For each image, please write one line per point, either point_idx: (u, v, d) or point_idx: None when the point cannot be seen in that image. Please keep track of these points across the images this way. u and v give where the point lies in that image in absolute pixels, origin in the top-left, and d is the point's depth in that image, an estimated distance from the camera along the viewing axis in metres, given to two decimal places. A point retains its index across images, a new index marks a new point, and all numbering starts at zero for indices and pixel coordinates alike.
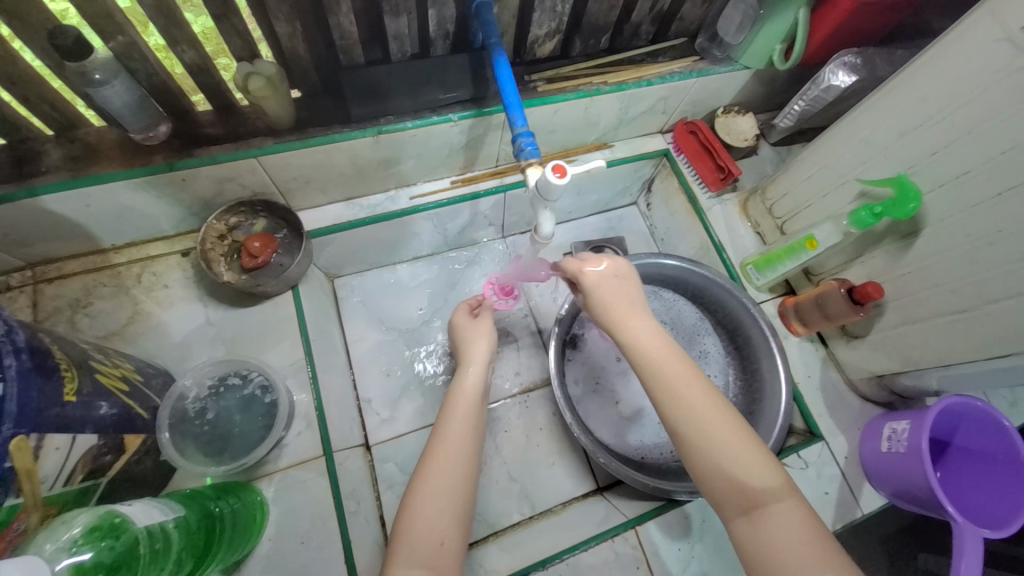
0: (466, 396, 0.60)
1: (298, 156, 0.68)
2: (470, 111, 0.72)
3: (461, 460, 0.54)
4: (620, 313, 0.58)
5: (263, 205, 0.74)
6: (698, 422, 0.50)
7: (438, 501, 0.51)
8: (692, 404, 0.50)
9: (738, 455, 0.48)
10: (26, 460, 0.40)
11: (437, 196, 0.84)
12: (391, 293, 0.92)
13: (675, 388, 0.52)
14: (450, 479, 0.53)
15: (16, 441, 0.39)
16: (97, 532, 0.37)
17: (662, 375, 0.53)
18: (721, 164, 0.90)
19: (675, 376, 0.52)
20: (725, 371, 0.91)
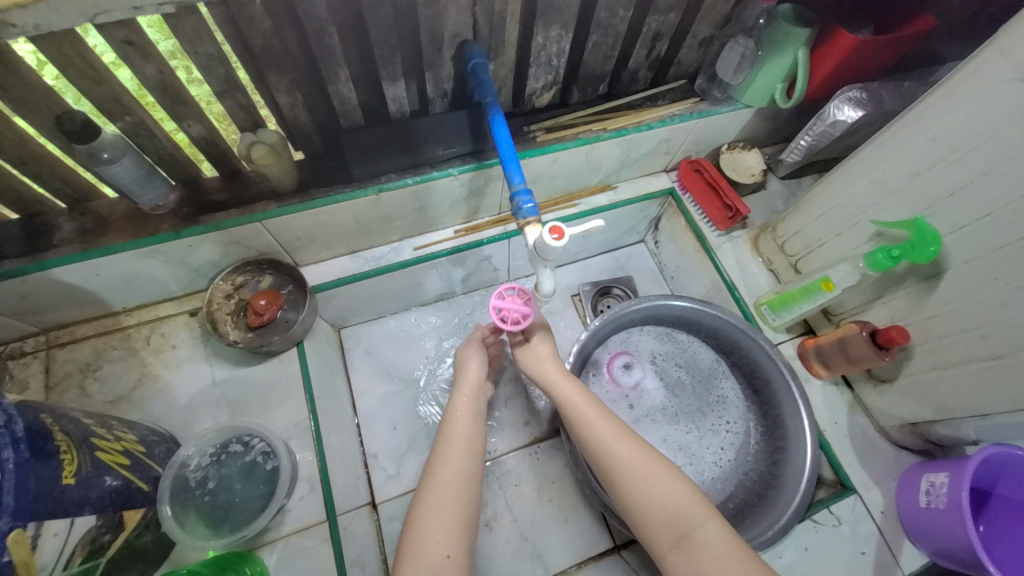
0: (460, 418, 0.64)
1: (303, 217, 0.69)
2: (471, 164, 0.73)
3: (463, 479, 0.58)
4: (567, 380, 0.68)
5: (268, 263, 0.75)
6: (678, 512, 0.56)
7: (443, 521, 0.54)
8: (634, 450, 0.60)
9: (673, 486, 0.57)
10: (24, 553, 0.40)
11: (441, 245, 0.84)
12: (398, 342, 0.91)
13: (618, 435, 0.62)
14: (453, 494, 0.57)
15: (14, 535, 0.39)
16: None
17: (606, 433, 0.62)
18: (728, 203, 0.89)
19: (630, 438, 0.61)
20: (744, 417, 0.87)
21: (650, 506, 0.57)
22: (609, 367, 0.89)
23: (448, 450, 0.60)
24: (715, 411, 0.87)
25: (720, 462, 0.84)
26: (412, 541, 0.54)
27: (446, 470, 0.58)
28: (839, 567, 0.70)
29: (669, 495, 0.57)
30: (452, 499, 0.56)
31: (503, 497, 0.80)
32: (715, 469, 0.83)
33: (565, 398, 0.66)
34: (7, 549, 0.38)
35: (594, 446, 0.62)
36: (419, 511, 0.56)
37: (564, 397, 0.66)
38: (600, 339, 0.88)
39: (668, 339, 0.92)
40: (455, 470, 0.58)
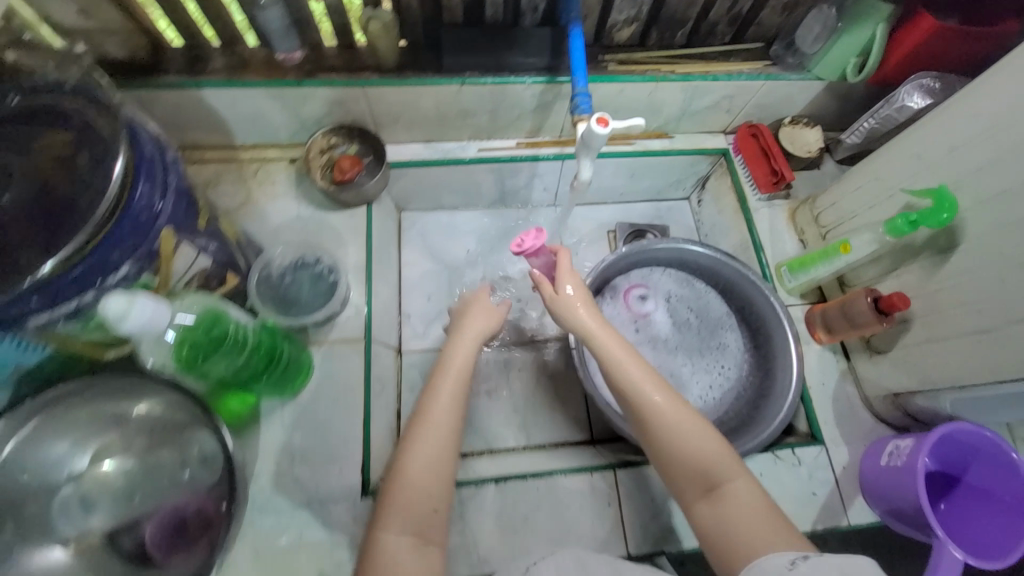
0: (455, 370, 0.64)
1: (395, 93, 0.82)
2: (544, 77, 0.82)
3: (444, 440, 0.59)
4: (599, 327, 0.65)
5: (358, 132, 0.89)
6: (710, 464, 0.56)
7: (426, 474, 0.57)
8: (668, 402, 0.60)
9: (707, 443, 0.57)
10: (167, 249, 0.53)
11: (502, 152, 0.95)
12: (446, 232, 1.04)
13: (653, 387, 0.60)
14: (441, 446, 0.59)
15: (165, 232, 0.52)
16: (211, 319, 0.55)
17: (642, 383, 0.61)
18: (776, 168, 0.93)
19: (666, 389, 0.61)
20: (740, 367, 0.93)
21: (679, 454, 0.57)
22: (626, 294, 0.97)
23: (434, 403, 0.61)
24: (714, 356, 0.94)
25: (706, 398, 0.91)
26: (404, 478, 0.57)
27: (440, 422, 0.60)
28: (788, 497, 0.77)
29: (698, 448, 0.57)
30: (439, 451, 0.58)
31: (506, 375, 0.93)
32: (700, 403, 0.90)
33: (599, 343, 0.64)
34: (158, 239, 0.52)
35: (627, 394, 0.61)
36: (401, 460, 0.58)
37: (599, 342, 0.64)
38: (622, 267, 0.96)
39: (687, 285, 0.99)
40: (445, 423, 0.60)
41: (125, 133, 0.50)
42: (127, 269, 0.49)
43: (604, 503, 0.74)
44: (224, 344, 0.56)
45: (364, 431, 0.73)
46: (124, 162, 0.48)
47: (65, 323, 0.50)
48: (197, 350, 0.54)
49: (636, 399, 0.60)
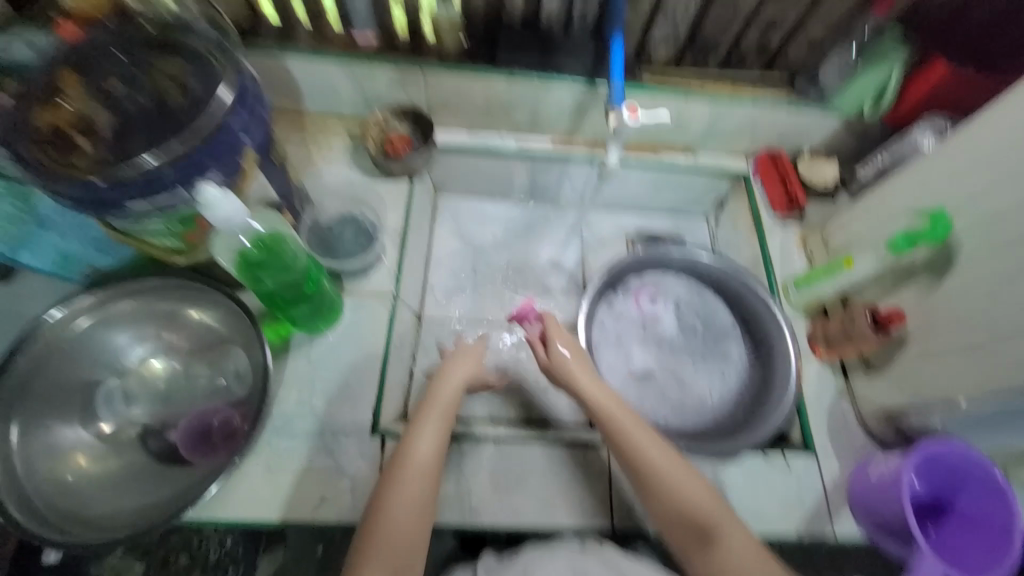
0: (424, 442, 0.64)
1: (452, 80, 0.92)
2: (585, 81, 0.91)
3: (418, 488, 0.61)
4: (591, 382, 0.72)
5: (412, 112, 0.97)
6: (703, 513, 0.61)
7: (406, 516, 0.59)
8: (663, 454, 0.65)
9: (703, 493, 0.63)
10: (248, 167, 0.62)
11: (538, 148, 1.04)
12: (477, 216, 1.11)
13: (648, 441, 0.66)
14: (418, 491, 0.61)
15: (247, 152, 0.61)
16: (280, 241, 0.63)
17: (640, 439, 0.66)
18: (790, 191, 1.02)
19: (663, 447, 0.66)
20: (740, 375, 0.97)
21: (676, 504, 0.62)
22: (638, 293, 1.02)
23: (414, 446, 0.64)
24: (716, 361, 0.98)
25: (704, 400, 0.94)
26: (381, 505, 0.59)
27: (406, 483, 0.61)
28: (775, 497, 0.79)
29: (695, 498, 0.62)
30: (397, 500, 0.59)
31: (518, 352, 0.98)
32: (699, 403, 0.93)
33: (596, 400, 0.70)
34: (242, 156, 0.61)
35: (625, 447, 0.66)
36: (379, 505, 0.60)
37: (590, 393, 0.71)
38: (637, 267, 1.02)
39: (697, 292, 1.04)
40: (405, 486, 0.60)
41: (232, 70, 0.60)
42: (216, 178, 0.59)
43: (596, 474, 0.77)
44: (276, 254, 0.63)
45: (380, 373, 0.79)
46: (229, 91, 0.58)
47: (157, 218, 0.59)
48: (255, 260, 0.62)
49: (633, 453, 0.66)
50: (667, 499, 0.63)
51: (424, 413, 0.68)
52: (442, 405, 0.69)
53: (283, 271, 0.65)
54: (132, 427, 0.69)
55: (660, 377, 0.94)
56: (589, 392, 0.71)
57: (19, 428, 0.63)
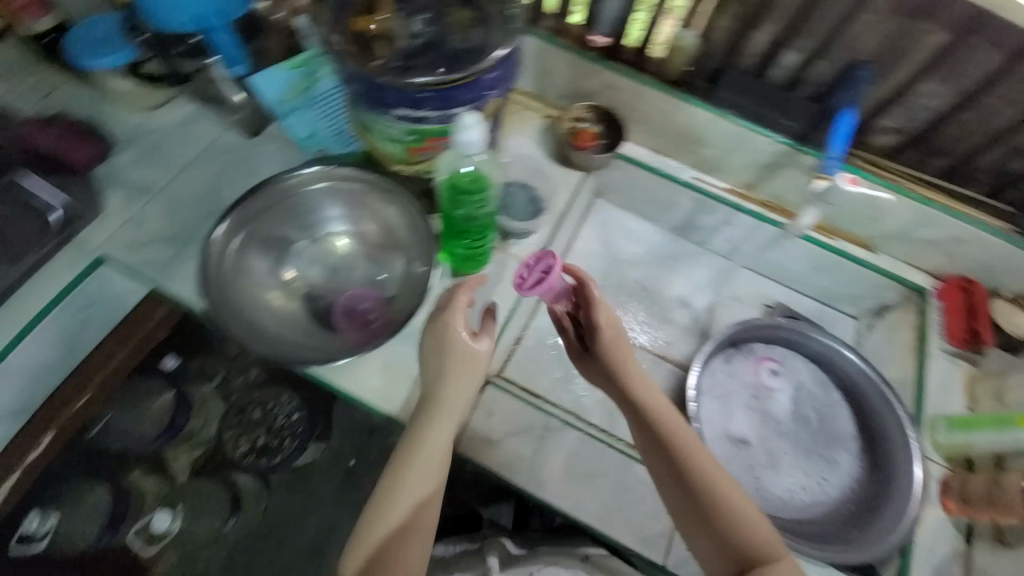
0: (432, 448, 0.69)
1: (661, 99, 0.95)
2: (791, 141, 0.91)
3: (419, 502, 0.67)
4: (634, 373, 0.74)
5: (608, 118, 1.02)
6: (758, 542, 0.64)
7: (405, 526, 0.66)
8: (709, 462, 0.68)
9: (749, 508, 0.66)
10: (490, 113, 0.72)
11: (713, 189, 1.04)
12: (625, 230, 1.14)
13: (695, 445, 0.69)
14: (415, 508, 0.67)
15: (496, 101, 0.71)
16: (485, 189, 0.72)
17: (689, 443, 0.69)
18: (974, 328, 0.95)
19: (706, 452, 0.69)
20: (842, 490, 0.89)
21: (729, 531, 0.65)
22: (761, 363, 0.97)
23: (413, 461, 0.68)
24: (821, 464, 0.91)
25: (794, 496, 0.88)
26: (387, 512, 0.66)
27: (433, 436, 0.69)
28: None
29: (742, 513, 0.66)
30: (423, 458, 0.68)
31: None
32: (786, 497, 0.87)
33: (642, 392, 0.72)
34: (491, 102, 0.70)
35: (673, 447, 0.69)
36: (382, 509, 0.67)
37: (636, 385, 0.73)
38: (770, 337, 0.98)
39: (824, 387, 0.97)
40: (435, 438, 0.69)
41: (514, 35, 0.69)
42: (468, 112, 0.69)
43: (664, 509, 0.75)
44: (482, 187, 0.71)
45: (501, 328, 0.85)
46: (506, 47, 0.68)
47: (409, 129, 0.70)
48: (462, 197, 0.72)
49: (681, 454, 0.68)
50: (722, 530, 0.65)
51: (456, 364, 0.71)
52: (466, 376, 0.71)
53: (475, 202, 0.73)
54: (300, 284, 0.81)
55: (756, 453, 0.90)
56: (637, 384, 0.73)
57: (241, 238, 0.80)
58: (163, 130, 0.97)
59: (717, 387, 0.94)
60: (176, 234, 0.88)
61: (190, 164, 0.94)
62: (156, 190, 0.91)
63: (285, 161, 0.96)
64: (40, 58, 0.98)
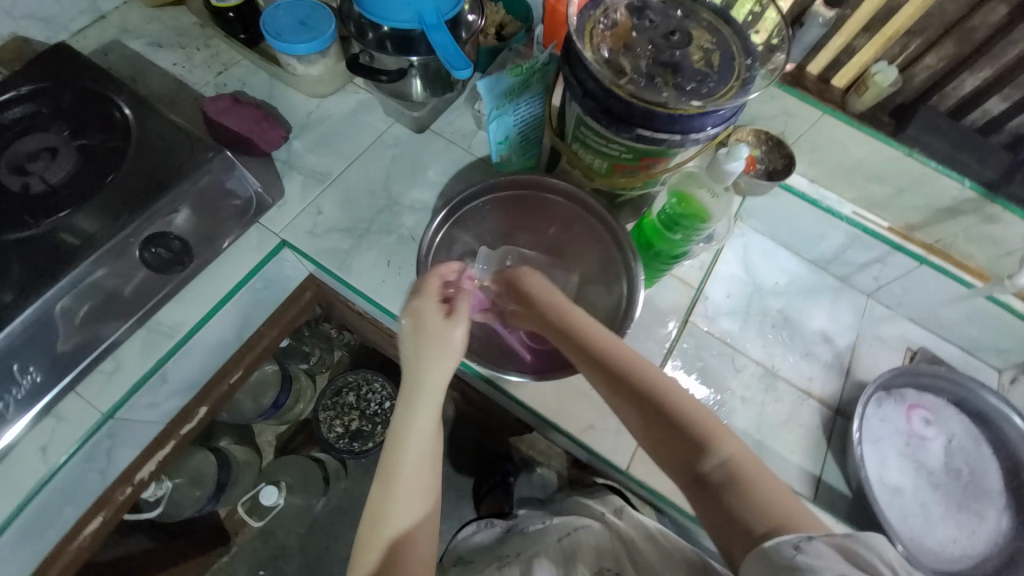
0: (418, 425, 0.64)
1: (843, 131, 0.93)
2: (983, 188, 0.87)
3: (422, 473, 0.63)
4: (636, 363, 0.63)
5: (772, 142, 0.99)
6: (740, 464, 0.57)
7: (408, 506, 0.62)
8: (713, 428, 0.60)
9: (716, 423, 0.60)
10: (712, 141, 0.71)
11: (870, 224, 1.00)
12: (767, 257, 1.11)
13: (714, 433, 0.59)
14: (420, 482, 0.63)
15: (725, 129, 0.68)
16: (699, 220, 0.71)
17: (707, 431, 0.59)
18: None
19: (727, 437, 0.59)
20: (994, 547, 0.87)
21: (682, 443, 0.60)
22: (911, 410, 0.95)
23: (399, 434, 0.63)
24: (970, 519, 0.89)
25: (945, 549, 0.86)
26: (386, 500, 0.62)
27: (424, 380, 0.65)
28: None
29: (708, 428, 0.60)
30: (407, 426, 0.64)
31: (762, 397, 0.98)
32: (936, 549, 0.86)
33: (648, 381, 0.62)
34: (720, 130, 0.68)
35: (687, 442, 0.59)
36: (381, 492, 0.62)
37: (642, 372, 0.63)
38: (922, 382, 0.96)
39: (975, 442, 0.94)
40: (418, 418, 0.64)
41: (755, 63, 0.66)
42: (699, 138, 0.67)
43: None
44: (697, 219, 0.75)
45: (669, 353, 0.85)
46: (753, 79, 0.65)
47: (631, 145, 0.69)
48: (676, 220, 0.73)
49: (699, 445, 0.59)
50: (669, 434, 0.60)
51: (412, 324, 0.68)
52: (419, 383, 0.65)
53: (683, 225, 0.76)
54: None
55: (907, 500, 0.89)
56: (644, 372, 0.63)
57: (443, 232, 0.82)
58: (334, 118, 0.98)
59: (872, 431, 0.93)
60: (353, 224, 0.89)
61: (363, 154, 0.95)
62: (332, 179, 0.92)
63: (452, 160, 0.96)
64: (222, 34, 0.99)
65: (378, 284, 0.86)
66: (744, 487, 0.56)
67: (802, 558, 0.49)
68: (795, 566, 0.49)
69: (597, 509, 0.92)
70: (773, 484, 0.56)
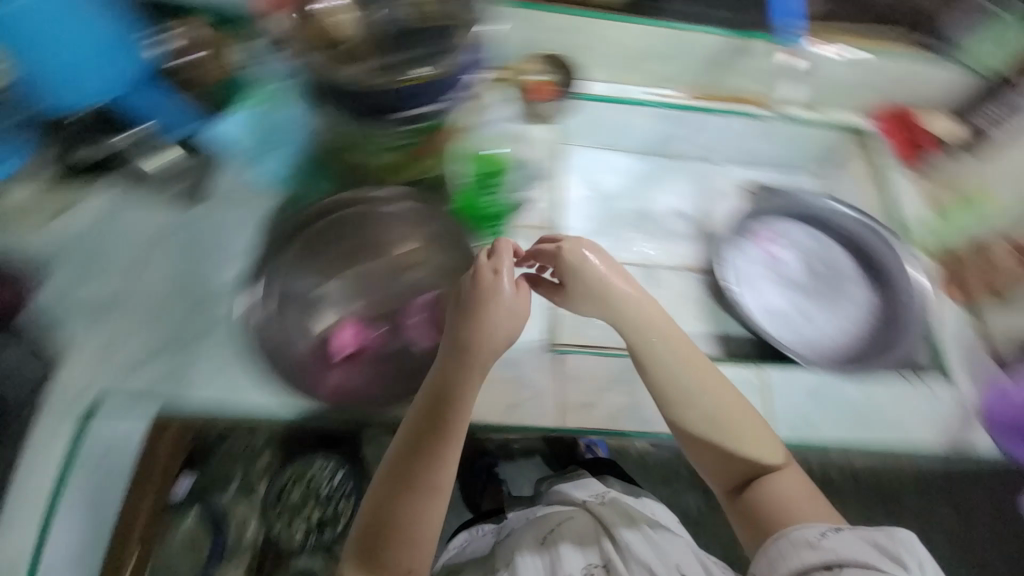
0: (441, 468, 0.71)
1: (603, 27, 0.98)
2: (733, 31, 0.97)
3: (431, 514, 0.71)
4: (683, 354, 0.80)
5: (555, 63, 1.01)
6: (750, 438, 0.79)
7: (414, 543, 0.70)
8: (730, 405, 0.79)
9: (731, 403, 0.79)
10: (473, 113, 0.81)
11: (669, 99, 1.08)
12: (600, 168, 1.13)
13: (739, 411, 0.79)
14: (428, 521, 0.71)
15: None
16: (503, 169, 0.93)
17: (732, 409, 0.79)
18: (914, 138, 1.11)
19: (746, 418, 0.79)
20: (868, 320, 1.00)
21: (723, 422, 0.79)
22: (762, 242, 1.08)
23: (423, 475, 0.71)
24: (843, 306, 1.02)
25: (837, 342, 0.98)
26: (395, 538, 0.69)
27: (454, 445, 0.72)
28: (910, 414, 0.89)
29: (730, 409, 0.79)
30: (443, 485, 0.71)
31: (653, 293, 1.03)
32: (831, 345, 0.98)
33: (695, 373, 0.79)
34: None
35: (708, 413, 0.78)
36: (390, 529, 0.70)
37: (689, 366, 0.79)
38: (762, 214, 1.10)
39: (820, 242, 1.08)
40: (444, 464, 0.71)
41: None
42: None
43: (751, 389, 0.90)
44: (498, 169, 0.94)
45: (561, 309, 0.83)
46: None
47: None
48: (490, 169, 0.93)
49: (721, 416, 0.79)
50: (708, 415, 0.79)
51: (452, 386, 0.72)
52: (457, 430, 0.72)
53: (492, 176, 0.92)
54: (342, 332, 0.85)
55: (792, 318, 1.01)
56: (692, 366, 0.80)
57: None
58: (83, 237, 0.80)
59: (742, 272, 1.06)
60: (174, 338, 0.78)
61: (145, 259, 0.81)
62: (121, 303, 0.78)
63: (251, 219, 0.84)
64: None
65: (235, 387, 0.76)
66: (756, 457, 0.79)
67: (826, 542, 0.70)
68: (818, 546, 0.70)
69: (579, 498, 0.98)
70: (773, 458, 0.79)
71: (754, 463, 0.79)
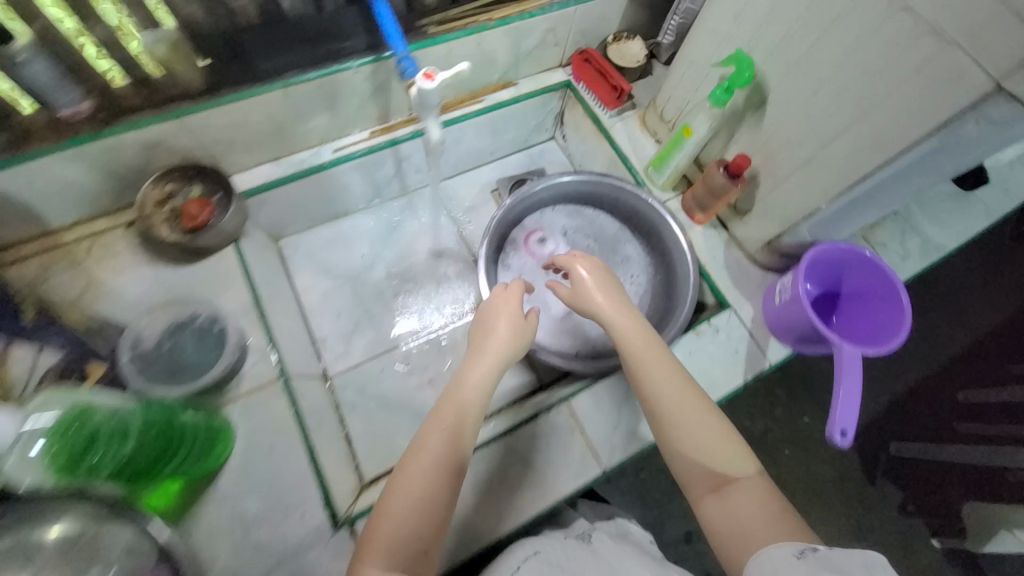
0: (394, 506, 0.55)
1: (216, 116, 0.76)
2: (368, 57, 0.79)
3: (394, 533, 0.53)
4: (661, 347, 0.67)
5: (194, 170, 0.81)
6: (736, 449, 0.60)
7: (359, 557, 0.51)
8: (715, 420, 0.61)
9: (717, 417, 0.62)
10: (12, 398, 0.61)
11: (358, 145, 0.92)
12: (335, 245, 1.00)
13: (702, 413, 0.62)
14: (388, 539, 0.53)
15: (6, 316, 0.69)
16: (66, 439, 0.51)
17: (685, 403, 0.62)
18: (614, 84, 0.98)
19: (715, 421, 0.61)
20: (646, 270, 1.00)
21: (685, 426, 0.61)
22: (527, 243, 1.00)
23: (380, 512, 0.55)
24: (623, 268, 1.01)
25: None
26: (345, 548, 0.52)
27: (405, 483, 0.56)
28: (714, 365, 0.85)
29: (717, 427, 0.61)
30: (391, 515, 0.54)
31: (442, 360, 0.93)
32: None
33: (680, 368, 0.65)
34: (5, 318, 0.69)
35: (674, 412, 0.62)
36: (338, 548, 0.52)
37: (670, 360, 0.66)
38: (516, 217, 1.00)
39: (578, 215, 1.03)
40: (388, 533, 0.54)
41: None
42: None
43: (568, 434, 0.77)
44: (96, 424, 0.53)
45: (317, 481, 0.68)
46: None
47: None
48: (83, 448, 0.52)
49: (680, 417, 0.62)
50: (691, 424, 0.61)
51: (459, 434, 0.60)
52: (408, 504, 0.55)
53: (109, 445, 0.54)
54: None
55: None
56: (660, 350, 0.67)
57: None
58: None
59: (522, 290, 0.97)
60: None
61: None
62: None
63: None
64: None
65: None
66: (736, 467, 0.59)
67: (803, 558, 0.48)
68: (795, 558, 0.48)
69: None
70: (751, 466, 0.59)
71: (734, 475, 0.58)
